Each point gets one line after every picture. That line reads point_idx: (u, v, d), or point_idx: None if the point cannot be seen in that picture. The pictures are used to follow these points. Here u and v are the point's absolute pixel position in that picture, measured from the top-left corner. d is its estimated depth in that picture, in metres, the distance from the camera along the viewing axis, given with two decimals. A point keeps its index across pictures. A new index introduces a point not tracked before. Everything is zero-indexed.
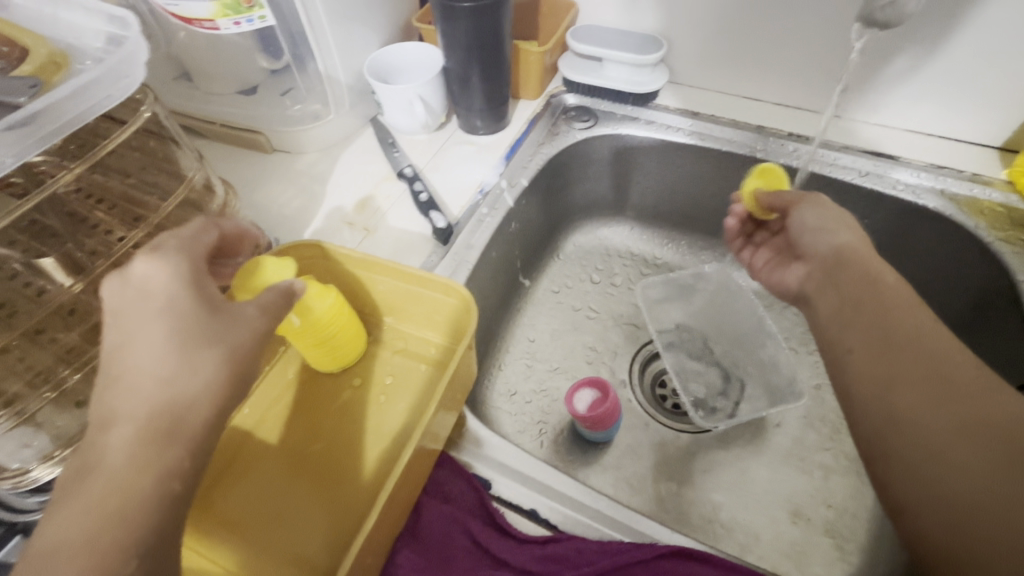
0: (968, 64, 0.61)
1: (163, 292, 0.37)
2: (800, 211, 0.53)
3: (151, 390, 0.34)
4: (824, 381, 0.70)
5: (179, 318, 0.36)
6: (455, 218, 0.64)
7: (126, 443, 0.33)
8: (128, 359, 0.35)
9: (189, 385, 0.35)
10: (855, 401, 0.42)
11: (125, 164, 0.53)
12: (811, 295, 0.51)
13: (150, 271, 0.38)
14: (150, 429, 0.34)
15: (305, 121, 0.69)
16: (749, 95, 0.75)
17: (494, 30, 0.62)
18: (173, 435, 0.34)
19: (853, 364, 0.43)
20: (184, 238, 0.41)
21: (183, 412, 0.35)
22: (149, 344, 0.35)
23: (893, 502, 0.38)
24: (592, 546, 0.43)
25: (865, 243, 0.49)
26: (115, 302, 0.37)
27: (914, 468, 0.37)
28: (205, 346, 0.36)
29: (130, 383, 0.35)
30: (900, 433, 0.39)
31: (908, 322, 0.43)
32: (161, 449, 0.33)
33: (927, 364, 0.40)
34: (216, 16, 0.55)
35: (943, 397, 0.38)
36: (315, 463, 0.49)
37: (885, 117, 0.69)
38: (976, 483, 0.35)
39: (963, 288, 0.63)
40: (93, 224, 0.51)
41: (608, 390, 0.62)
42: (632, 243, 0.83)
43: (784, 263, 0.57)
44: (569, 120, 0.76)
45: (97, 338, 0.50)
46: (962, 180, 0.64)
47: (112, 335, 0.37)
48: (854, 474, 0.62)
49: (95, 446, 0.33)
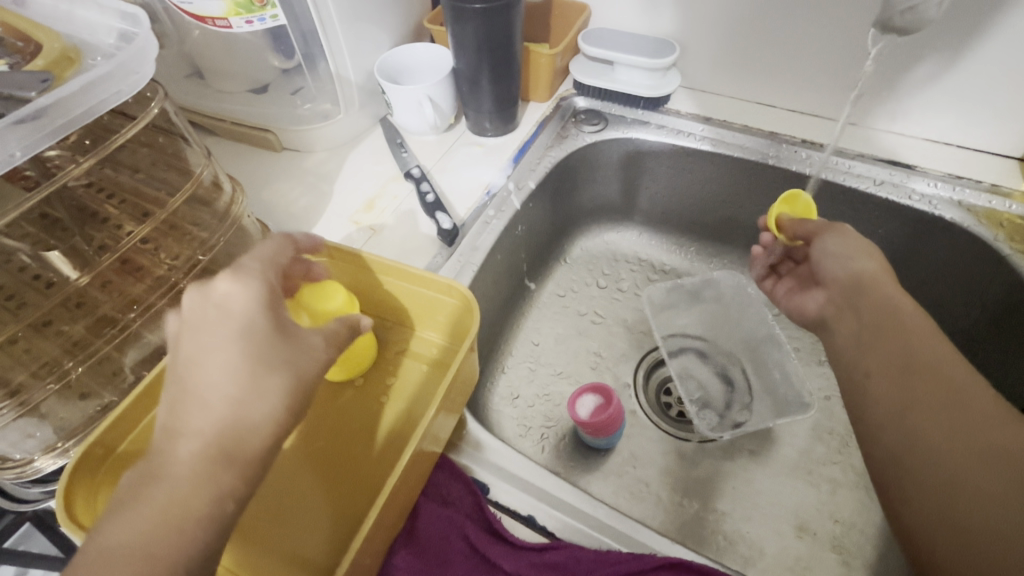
0: (988, 72, 0.60)
1: (242, 312, 0.37)
2: (822, 240, 0.52)
3: (221, 409, 0.35)
4: (834, 393, 0.68)
5: (254, 339, 0.36)
6: (461, 220, 0.64)
7: (190, 459, 0.33)
8: (201, 374, 0.35)
9: (257, 407, 0.35)
10: (873, 426, 0.42)
11: (135, 160, 0.54)
12: (830, 320, 0.51)
13: (231, 290, 0.38)
14: (215, 449, 0.34)
15: (315, 121, 0.69)
16: (762, 100, 0.74)
17: (505, 32, 0.62)
18: (234, 457, 0.34)
19: (872, 387, 0.44)
20: (263, 257, 0.42)
21: (246, 435, 0.35)
22: (223, 362, 0.36)
23: (903, 526, 0.39)
24: (590, 555, 0.42)
25: (889, 273, 0.49)
26: (195, 314, 0.38)
27: (925, 491, 0.38)
28: (274, 369, 0.36)
29: (202, 400, 0.35)
30: (916, 459, 0.39)
31: (926, 347, 0.43)
32: (219, 471, 0.33)
33: (944, 389, 0.40)
34: (228, 14, 0.55)
35: (961, 423, 0.38)
36: (352, 476, 0.48)
37: (901, 125, 0.68)
38: (987, 509, 0.35)
39: (979, 302, 0.62)
40: (103, 218, 0.52)
41: (611, 397, 0.61)
42: (640, 248, 0.82)
43: (805, 288, 0.57)
44: (578, 123, 0.75)
45: (102, 331, 0.50)
46: (980, 192, 0.62)
47: (189, 348, 0.37)
48: (862, 489, 0.61)
49: (161, 458, 0.34)
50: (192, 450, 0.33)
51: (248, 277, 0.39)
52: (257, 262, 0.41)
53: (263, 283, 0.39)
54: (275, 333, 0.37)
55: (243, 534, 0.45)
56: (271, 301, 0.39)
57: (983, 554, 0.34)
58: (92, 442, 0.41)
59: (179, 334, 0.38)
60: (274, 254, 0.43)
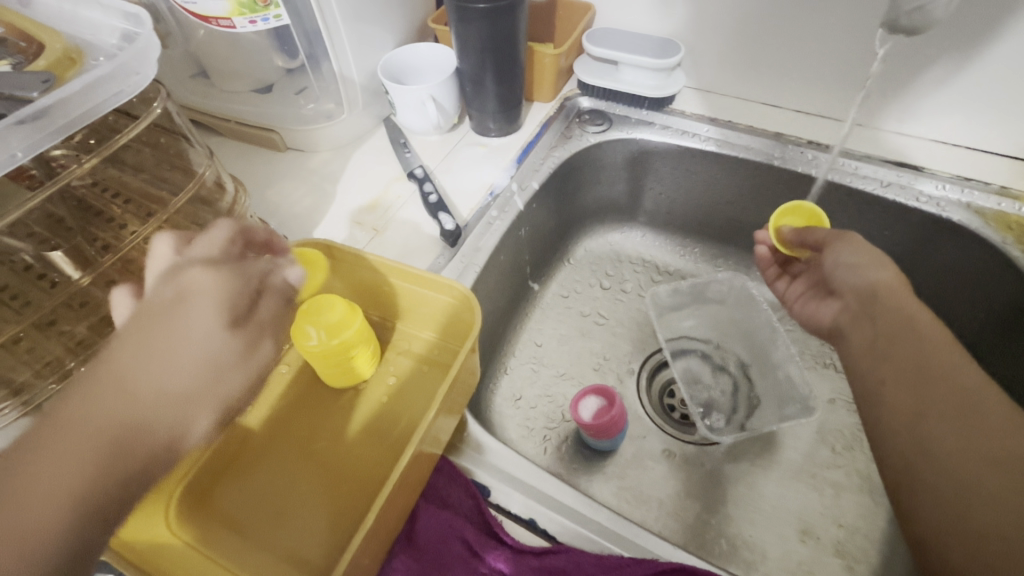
0: (1000, 73, 0.59)
1: (199, 300, 0.35)
2: (835, 249, 0.51)
3: (137, 395, 0.31)
4: (840, 396, 0.68)
5: (205, 327, 0.34)
6: (463, 220, 0.64)
7: (79, 445, 0.29)
8: (129, 348, 0.32)
9: (175, 405, 0.32)
10: (883, 433, 0.42)
11: (139, 160, 0.55)
12: (845, 329, 0.50)
13: (204, 277, 0.36)
14: (106, 444, 0.30)
15: (319, 121, 0.69)
16: (768, 101, 0.73)
17: (508, 31, 0.61)
18: (122, 460, 0.30)
19: (886, 397, 0.43)
20: (224, 243, 0.40)
21: (146, 434, 0.31)
22: (159, 346, 0.33)
23: (918, 533, 0.38)
24: (590, 559, 0.42)
25: (903, 282, 0.47)
26: (151, 292, 0.35)
27: (938, 497, 0.38)
28: (209, 370, 0.34)
29: (119, 380, 0.31)
30: (928, 467, 0.39)
31: (937, 355, 0.42)
32: (103, 472, 0.29)
33: (950, 398, 0.40)
34: (232, 14, 0.55)
35: (971, 434, 0.38)
36: (331, 477, 0.48)
37: (909, 126, 0.67)
38: (1002, 516, 0.35)
39: (987, 305, 0.61)
40: (107, 218, 0.52)
41: (614, 399, 0.60)
42: (644, 249, 0.82)
43: (818, 297, 0.55)
44: (582, 123, 0.75)
45: (106, 330, 0.50)
46: (988, 194, 0.61)
47: (131, 321, 0.34)
48: (867, 493, 0.60)
49: (50, 434, 0.30)
50: (80, 438, 0.30)
51: (227, 268, 0.37)
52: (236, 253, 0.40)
53: (240, 275, 0.37)
54: (231, 326, 0.35)
55: (237, 529, 0.45)
56: (236, 296, 0.37)
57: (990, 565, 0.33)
58: None
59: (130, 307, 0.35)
60: (224, 245, 0.40)
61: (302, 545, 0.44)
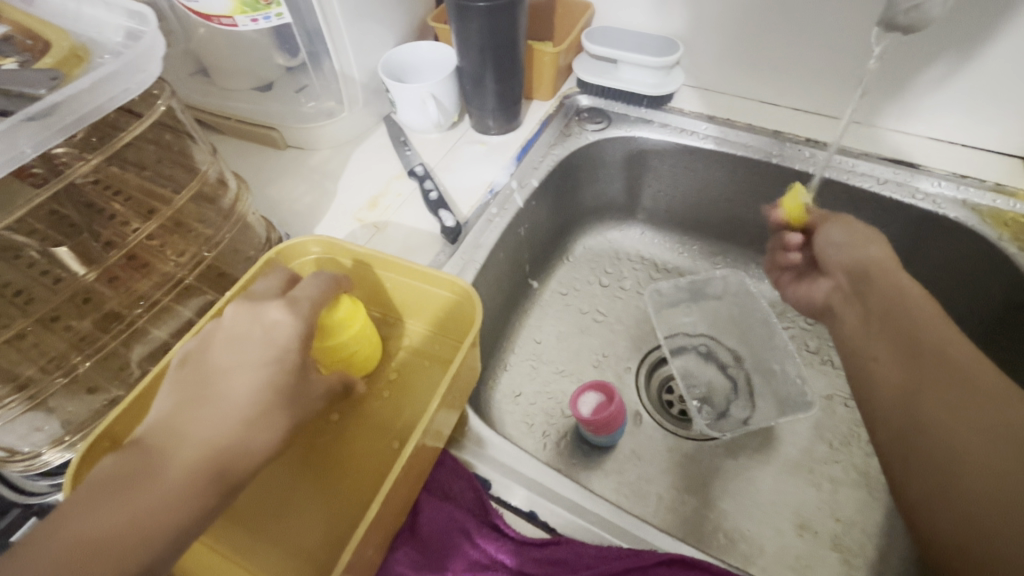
0: (996, 71, 0.60)
1: (280, 347, 0.40)
2: (826, 230, 0.54)
3: (227, 432, 0.37)
4: (836, 392, 0.68)
5: (273, 378, 0.39)
6: (464, 218, 0.64)
7: (189, 463, 0.35)
8: (218, 384, 0.38)
9: (251, 436, 0.37)
10: (882, 408, 0.44)
11: (141, 157, 0.55)
12: (836, 309, 0.53)
13: (280, 320, 0.41)
14: (209, 461, 0.36)
15: (320, 118, 0.69)
16: (766, 99, 0.74)
17: (509, 29, 0.62)
18: (220, 480, 0.36)
19: (877, 371, 0.45)
20: (320, 295, 0.45)
21: (241, 458, 0.37)
22: (249, 381, 0.39)
23: (908, 500, 0.40)
24: (591, 551, 0.42)
25: (894, 259, 0.50)
26: (238, 327, 0.41)
27: (928, 464, 0.39)
28: (285, 408, 0.39)
29: (215, 409, 0.37)
30: (921, 435, 0.40)
31: (936, 331, 0.44)
32: (207, 484, 0.35)
33: (946, 368, 0.41)
34: (234, 12, 0.55)
35: (962, 402, 0.39)
36: (330, 471, 0.49)
37: (905, 124, 0.68)
38: (984, 479, 0.36)
39: (982, 301, 0.61)
40: (109, 216, 0.52)
41: (613, 394, 0.61)
42: (642, 246, 0.82)
43: (809, 276, 0.58)
44: (582, 121, 0.75)
45: (109, 326, 0.51)
46: (984, 190, 0.62)
47: (218, 357, 0.40)
48: (864, 488, 0.61)
49: (161, 451, 0.35)
50: (211, 452, 0.36)
51: (301, 315, 0.42)
52: (310, 297, 0.44)
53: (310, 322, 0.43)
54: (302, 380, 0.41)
55: (238, 523, 0.45)
56: (306, 344, 0.42)
57: (970, 521, 0.35)
58: (98, 435, 0.41)
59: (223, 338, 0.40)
60: (327, 294, 0.46)
61: (303, 538, 0.45)
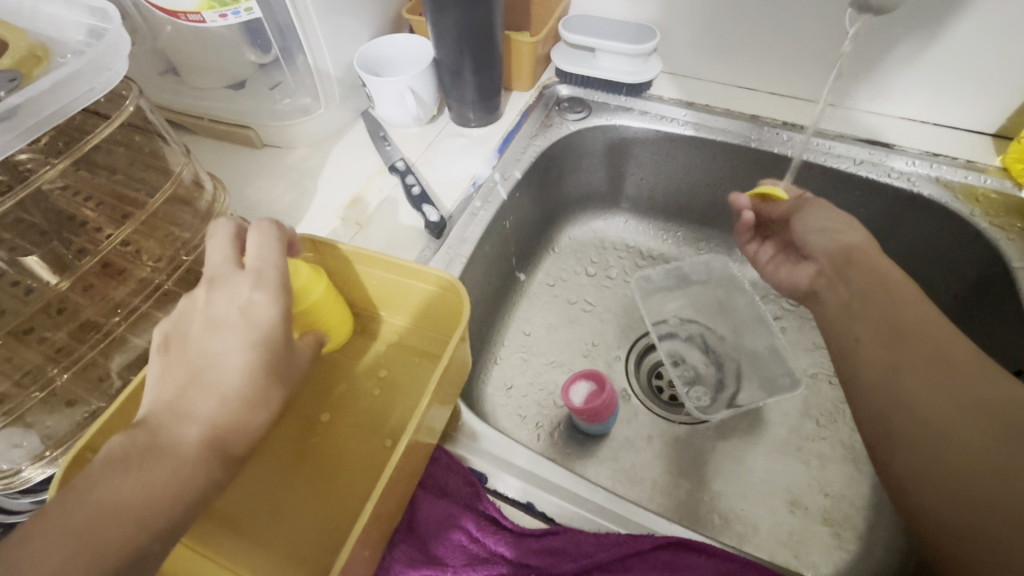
0: (964, 50, 0.61)
1: (261, 321, 0.38)
2: (803, 216, 0.56)
3: (223, 411, 0.36)
4: (821, 370, 0.70)
5: (261, 354, 0.37)
6: (448, 212, 0.64)
7: (189, 443, 0.34)
8: (211, 360, 0.37)
9: (250, 413, 0.36)
10: (864, 387, 0.44)
11: (112, 161, 0.53)
12: (820, 291, 0.52)
13: (254, 298, 0.38)
14: (210, 440, 0.35)
15: (295, 115, 0.68)
16: (743, 85, 0.74)
17: (485, 19, 0.61)
18: (221, 459, 0.35)
19: (862, 351, 0.45)
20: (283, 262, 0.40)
21: (240, 435, 0.36)
22: (237, 360, 0.37)
23: (894, 478, 0.40)
24: (590, 538, 0.43)
25: (871, 242, 0.51)
26: (216, 305, 0.39)
27: (916, 443, 0.39)
28: (280, 382, 0.38)
29: (209, 389, 0.36)
30: (906, 415, 0.40)
31: (913, 311, 0.45)
32: (211, 464, 0.34)
33: (928, 346, 0.42)
34: (201, 8, 0.53)
35: (945, 381, 0.40)
36: (322, 467, 0.48)
37: (878, 105, 0.69)
38: (972, 457, 0.37)
39: (957, 276, 0.63)
40: (80, 222, 0.52)
41: (604, 382, 0.61)
42: (627, 234, 0.83)
43: (791, 261, 0.58)
44: (562, 111, 0.75)
45: (86, 336, 0.50)
46: (956, 168, 0.63)
47: (203, 338, 0.38)
48: (851, 462, 0.62)
49: (159, 433, 0.35)
50: (210, 431, 0.35)
51: (276, 289, 0.39)
52: (275, 264, 0.40)
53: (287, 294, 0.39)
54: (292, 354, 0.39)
55: (232, 525, 0.45)
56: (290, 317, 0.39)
57: (963, 499, 0.36)
58: (82, 446, 0.39)
59: (205, 318, 0.39)
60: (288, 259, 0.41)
61: (300, 534, 0.45)
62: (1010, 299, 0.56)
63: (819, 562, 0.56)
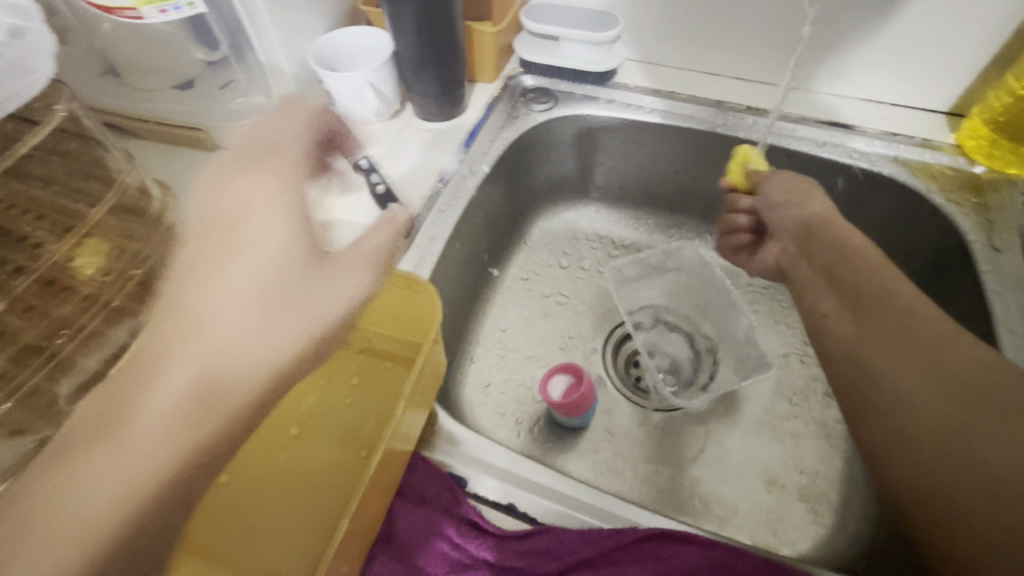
0: (918, 31, 0.62)
1: (270, 243, 0.36)
2: (766, 185, 0.57)
3: (219, 353, 0.33)
4: (792, 350, 0.71)
5: (268, 281, 0.35)
6: (414, 210, 0.62)
7: (172, 402, 0.31)
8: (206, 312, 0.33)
9: (252, 353, 0.33)
10: (832, 358, 0.45)
11: (49, 171, 0.50)
12: (786, 268, 0.54)
13: (265, 219, 0.36)
14: (199, 395, 0.32)
15: (249, 116, 0.64)
16: (707, 70, 0.74)
17: (444, 9, 0.59)
18: (213, 414, 0.32)
19: (830, 324, 0.47)
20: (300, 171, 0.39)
21: (239, 379, 0.33)
22: (239, 292, 0.34)
23: (864, 446, 0.42)
24: (573, 535, 0.42)
25: (831, 209, 0.52)
26: (221, 224, 0.37)
27: (881, 411, 0.40)
28: (291, 312, 0.35)
29: (203, 331, 0.33)
30: (870, 383, 0.42)
31: (877, 277, 0.46)
32: (199, 421, 0.31)
33: (891, 311, 0.43)
34: (138, 3, 0.50)
35: (907, 346, 0.41)
36: (297, 482, 0.47)
37: (838, 87, 0.70)
38: (930, 421, 0.38)
39: (918, 252, 0.65)
40: (19, 238, 0.47)
41: (582, 375, 0.61)
42: (599, 224, 0.82)
43: (759, 244, 0.60)
44: (527, 102, 0.74)
45: (27, 361, 0.46)
46: (913, 146, 0.65)
47: (199, 266, 0.35)
48: (824, 439, 0.64)
49: (138, 398, 0.32)
50: (205, 377, 0.32)
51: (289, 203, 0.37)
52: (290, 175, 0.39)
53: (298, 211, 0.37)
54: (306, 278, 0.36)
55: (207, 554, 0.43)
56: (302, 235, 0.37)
57: (923, 464, 0.37)
58: None
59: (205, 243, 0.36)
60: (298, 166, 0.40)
61: (278, 557, 0.43)
62: (965, 273, 0.58)
63: (797, 538, 0.57)
